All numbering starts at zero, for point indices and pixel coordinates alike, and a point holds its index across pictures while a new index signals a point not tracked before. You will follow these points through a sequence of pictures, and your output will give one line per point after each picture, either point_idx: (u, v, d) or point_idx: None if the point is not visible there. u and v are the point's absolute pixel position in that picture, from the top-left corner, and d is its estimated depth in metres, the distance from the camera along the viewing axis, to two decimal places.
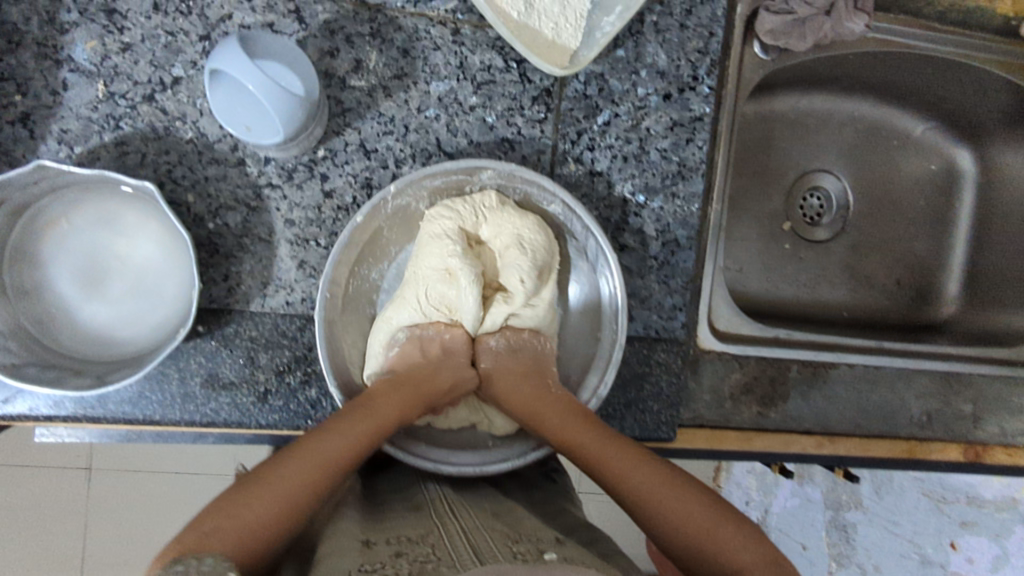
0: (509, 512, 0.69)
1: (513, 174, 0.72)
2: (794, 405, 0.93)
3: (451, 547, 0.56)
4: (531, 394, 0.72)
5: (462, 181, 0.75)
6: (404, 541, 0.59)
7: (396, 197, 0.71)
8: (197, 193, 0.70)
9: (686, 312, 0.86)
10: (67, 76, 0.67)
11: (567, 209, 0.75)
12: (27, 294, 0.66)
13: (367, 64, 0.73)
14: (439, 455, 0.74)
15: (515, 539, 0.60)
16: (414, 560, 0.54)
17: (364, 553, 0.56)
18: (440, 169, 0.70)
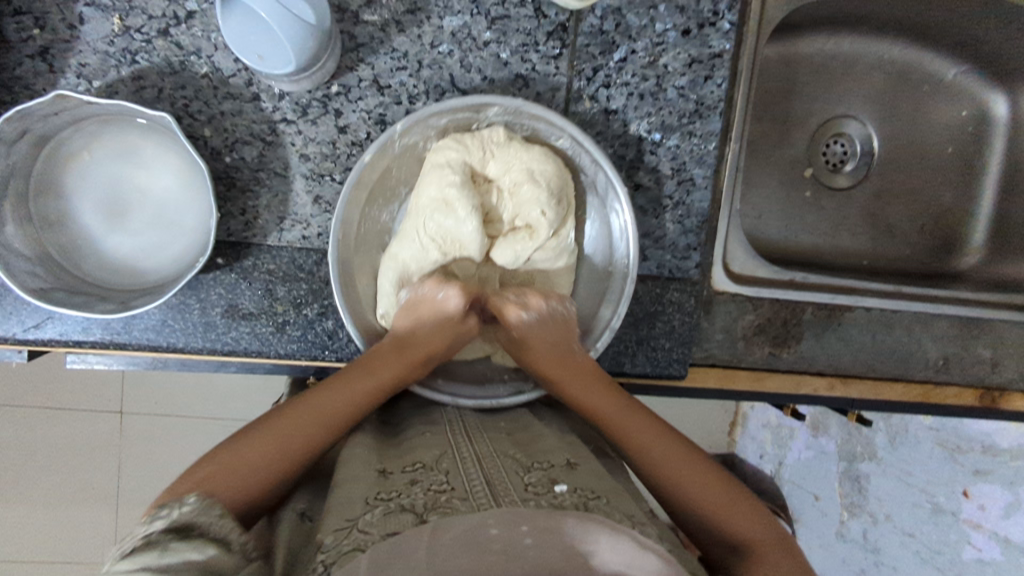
0: (524, 433, 0.70)
1: (519, 110, 0.72)
2: (807, 347, 0.93)
3: (465, 476, 0.56)
4: (545, 350, 0.73)
5: (469, 116, 0.74)
6: (420, 466, 0.60)
7: (403, 135, 0.71)
8: (213, 128, 0.71)
9: (700, 253, 0.86)
10: (83, 10, 0.67)
11: (576, 143, 0.74)
12: (53, 224, 0.68)
13: None
14: (453, 389, 0.77)
15: (528, 465, 0.60)
16: (430, 489, 0.55)
17: (380, 483, 0.57)
18: (445, 106, 0.70)
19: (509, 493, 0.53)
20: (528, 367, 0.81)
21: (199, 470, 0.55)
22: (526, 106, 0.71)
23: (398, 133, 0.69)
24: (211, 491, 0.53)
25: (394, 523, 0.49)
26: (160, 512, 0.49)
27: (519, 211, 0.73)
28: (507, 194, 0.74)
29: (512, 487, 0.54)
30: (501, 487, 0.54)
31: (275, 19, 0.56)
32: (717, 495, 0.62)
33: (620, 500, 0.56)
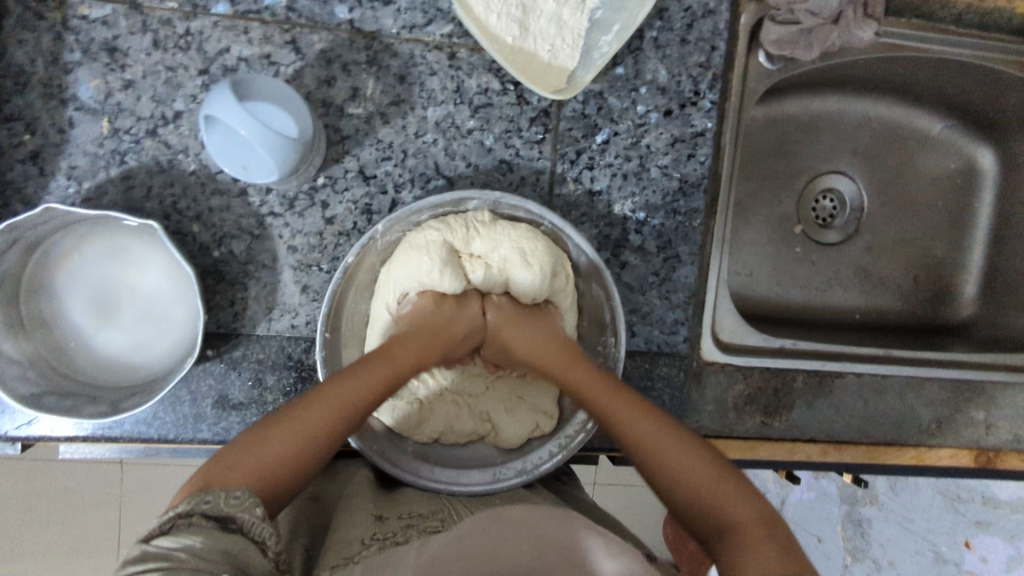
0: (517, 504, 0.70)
1: (499, 203, 0.74)
2: (800, 415, 0.93)
3: (456, 523, 0.62)
4: (550, 348, 0.73)
5: (451, 206, 0.74)
6: (417, 517, 0.64)
7: (384, 234, 0.72)
8: (202, 224, 0.72)
9: (688, 326, 0.86)
10: (73, 114, 0.69)
11: (558, 227, 0.75)
12: (43, 324, 0.68)
13: (364, 91, 0.74)
14: (449, 474, 0.74)
15: (519, 516, 0.65)
16: (423, 533, 0.60)
17: (377, 525, 0.62)
18: (427, 202, 0.71)
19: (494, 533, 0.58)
20: (524, 445, 0.78)
21: (222, 458, 0.55)
22: (506, 198, 0.72)
23: (378, 234, 0.70)
24: (228, 482, 0.52)
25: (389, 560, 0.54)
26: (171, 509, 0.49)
27: (511, 277, 0.75)
28: (496, 268, 0.75)
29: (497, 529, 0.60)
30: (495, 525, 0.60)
31: (261, 141, 0.58)
32: (706, 482, 0.61)
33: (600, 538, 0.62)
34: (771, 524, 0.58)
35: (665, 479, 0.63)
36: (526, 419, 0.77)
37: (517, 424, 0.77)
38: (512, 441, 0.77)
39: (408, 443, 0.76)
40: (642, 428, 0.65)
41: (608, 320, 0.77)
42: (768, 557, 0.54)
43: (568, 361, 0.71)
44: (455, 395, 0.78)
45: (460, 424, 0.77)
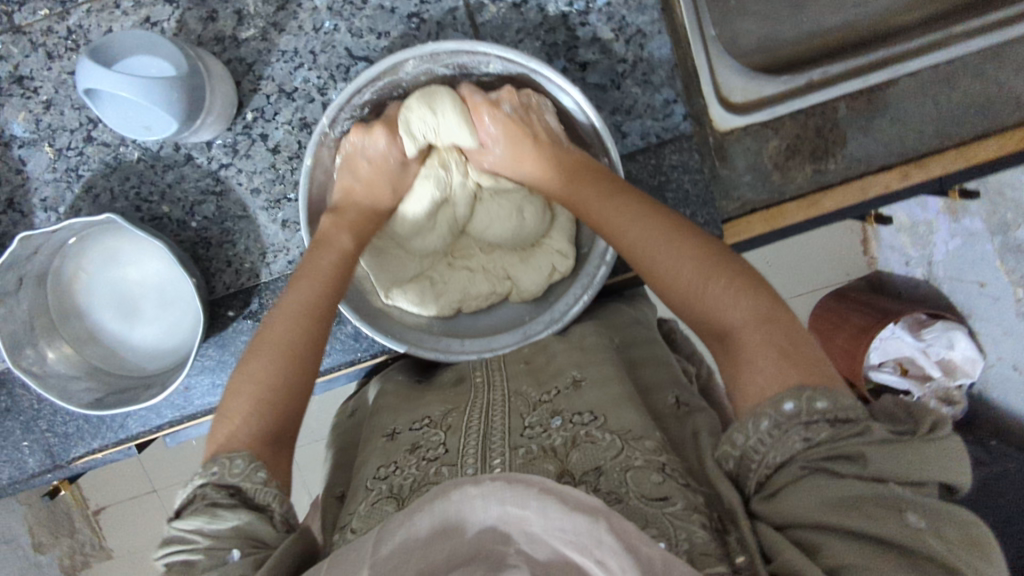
0: (540, 355, 0.65)
1: (436, 54, 0.63)
2: (856, 146, 0.80)
3: (463, 431, 0.53)
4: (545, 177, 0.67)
5: (390, 84, 0.67)
6: (426, 426, 0.57)
7: (333, 127, 0.67)
8: (169, 202, 0.74)
9: (684, 101, 0.76)
10: (20, 152, 0.73)
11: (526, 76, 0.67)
12: (88, 341, 0.76)
13: (248, 10, 0.71)
14: (479, 343, 0.70)
15: (534, 402, 0.56)
16: (425, 457, 0.52)
17: (389, 449, 0.56)
18: (360, 80, 0.63)
19: (499, 443, 0.50)
20: (550, 294, 0.73)
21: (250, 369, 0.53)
22: (436, 50, 0.62)
23: (325, 127, 0.64)
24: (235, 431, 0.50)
25: (376, 519, 0.48)
26: (212, 468, 0.47)
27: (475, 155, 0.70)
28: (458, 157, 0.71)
29: (507, 433, 0.51)
30: (494, 437, 0.51)
31: (151, 99, 0.58)
32: (695, 275, 0.52)
33: (623, 413, 0.52)
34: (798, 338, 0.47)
35: (667, 293, 0.54)
36: (541, 264, 0.72)
37: (532, 274, 0.72)
38: (540, 297, 0.73)
39: (433, 322, 0.72)
40: (640, 241, 0.57)
41: (596, 143, 0.68)
42: (760, 371, 0.46)
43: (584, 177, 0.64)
44: (466, 265, 0.74)
45: (476, 281, 0.73)
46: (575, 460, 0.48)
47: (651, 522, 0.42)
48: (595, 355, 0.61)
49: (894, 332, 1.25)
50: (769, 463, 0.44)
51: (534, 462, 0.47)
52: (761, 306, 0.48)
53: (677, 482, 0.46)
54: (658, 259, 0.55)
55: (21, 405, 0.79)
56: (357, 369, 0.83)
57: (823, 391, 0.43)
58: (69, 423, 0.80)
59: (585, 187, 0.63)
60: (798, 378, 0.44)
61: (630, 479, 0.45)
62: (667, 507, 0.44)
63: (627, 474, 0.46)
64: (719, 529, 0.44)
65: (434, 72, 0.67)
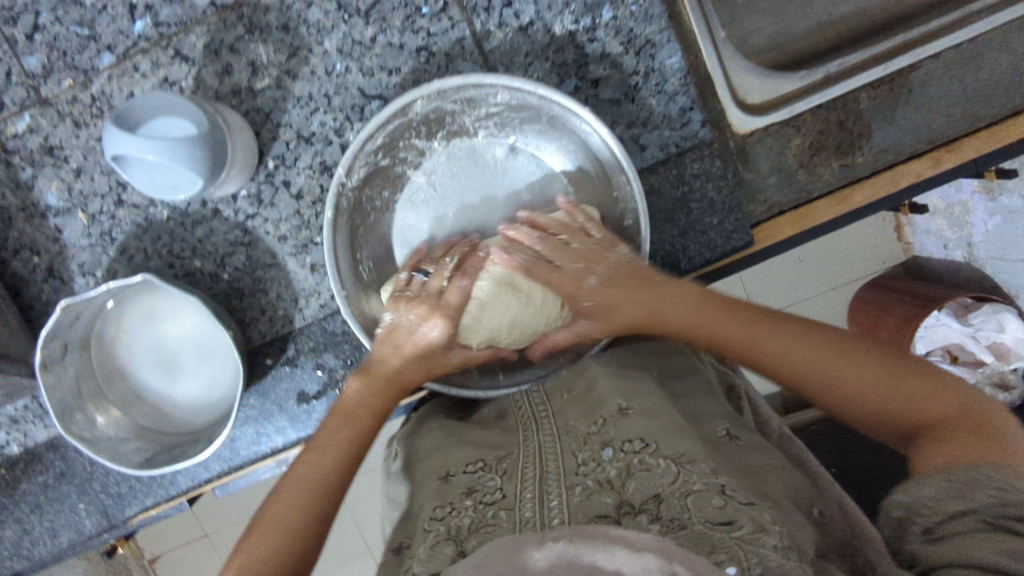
0: (581, 382, 0.64)
1: (441, 91, 0.64)
2: (882, 136, 0.78)
3: (518, 474, 0.52)
4: (633, 303, 0.61)
5: (401, 126, 0.67)
6: (480, 469, 0.56)
7: (350, 176, 0.66)
8: (201, 256, 0.75)
9: (701, 108, 0.75)
10: (55, 221, 0.74)
11: (539, 105, 0.67)
12: (133, 401, 0.77)
13: (261, 60, 0.72)
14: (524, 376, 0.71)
15: (584, 435, 0.55)
16: (481, 502, 0.51)
17: (442, 493, 0.55)
18: (372, 124, 0.63)
19: (554, 481, 0.49)
20: None
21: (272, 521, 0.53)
22: (444, 86, 0.63)
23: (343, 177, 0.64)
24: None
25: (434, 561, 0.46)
26: None
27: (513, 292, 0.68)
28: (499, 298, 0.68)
29: (561, 472, 0.50)
30: (549, 478, 0.50)
31: (175, 159, 0.59)
32: (855, 374, 0.51)
33: (676, 438, 0.50)
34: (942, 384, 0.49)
35: (826, 401, 0.52)
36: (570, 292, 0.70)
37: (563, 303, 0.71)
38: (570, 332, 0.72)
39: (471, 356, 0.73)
40: (774, 358, 0.54)
41: (614, 164, 0.66)
42: (968, 452, 0.44)
43: (672, 295, 0.60)
44: None
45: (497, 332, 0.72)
46: (632, 490, 0.46)
47: (718, 547, 0.39)
48: (640, 386, 0.59)
49: (939, 318, 1.17)
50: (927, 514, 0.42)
51: (591, 497, 0.45)
52: (952, 396, 0.48)
53: (738, 504, 0.43)
54: (805, 376, 0.53)
55: (75, 468, 0.80)
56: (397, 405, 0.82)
57: (1009, 468, 0.42)
58: (120, 483, 0.81)
59: (679, 297, 0.59)
60: (981, 455, 0.43)
61: (691, 505, 0.43)
62: (733, 531, 0.40)
63: (687, 499, 0.43)
64: (791, 552, 0.40)
65: (443, 109, 0.68)
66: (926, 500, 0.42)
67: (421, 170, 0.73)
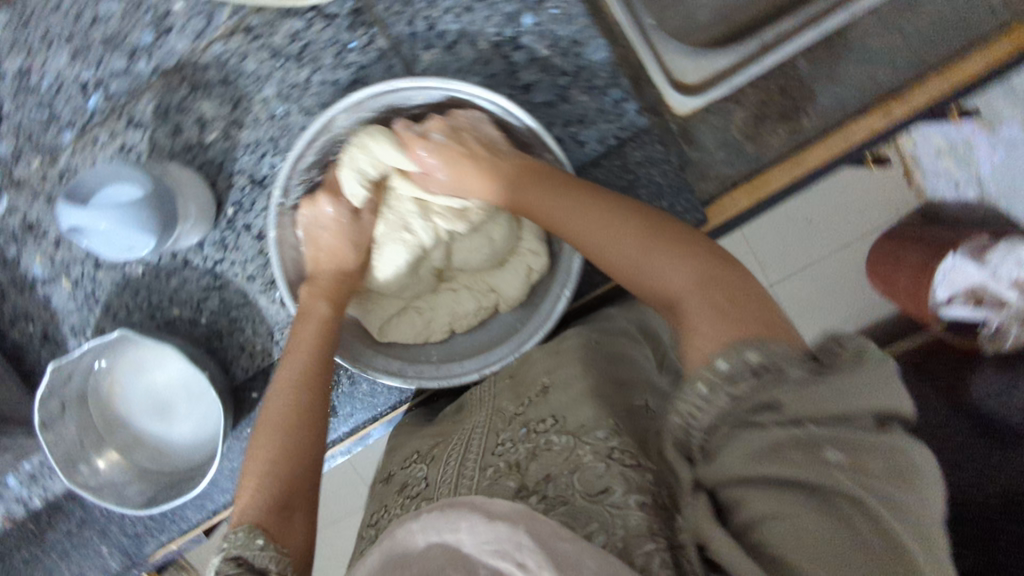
0: (518, 365, 0.70)
1: (363, 101, 0.68)
2: (826, 97, 0.76)
3: (447, 459, 0.59)
4: (492, 179, 0.67)
5: (329, 142, 0.72)
6: (414, 461, 0.64)
7: (288, 192, 0.70)
8: (178, 304, 0.80)
9: (635, 96, 0.75)
10: (44, 290, 0.80)
11: (451, 98, 0.72)
12: (135, 446, 0.82)
13: (207, 115, 0.76)
14: (476, 362, 0.72)
15: (511, 417, 0.60)
16: (412, 492, 0.58)
17: (387, 489, 0.63)
18: (300, 144, 0.67)
19: (472, 464, 0.55)
20: (533, 295, 0.75)
21: (264, 438, 0.60)
22: (364, 96, 0.66)
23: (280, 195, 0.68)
24: (247, 501, 0.57)
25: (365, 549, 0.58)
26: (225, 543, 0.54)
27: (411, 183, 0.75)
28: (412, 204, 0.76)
29: (481, 452, 0.57)
30: (469, 462, 0.56)
31: (126, 222, 0.63)
32: (642, 254, 0.54)
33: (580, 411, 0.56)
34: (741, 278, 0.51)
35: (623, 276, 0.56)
36: (516, 268, 0.75)
37: (511, 279, 0.75)
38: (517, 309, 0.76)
39: (428, 347, 0.76)
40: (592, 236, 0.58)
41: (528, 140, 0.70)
42: (702, 332, 0.48)
43: (526, 183, 0.64)
44: (450, 287, 0.78)
45: (446, 313, 0.76)
46: (533, 470, 0.51)
47: (591, 517, 0.45)
48: (565, 358, 0.64)
49: (954, 261, 1.07)
50: (703, 427, 0.45)
51: (497, 481, 0.51)
52: (707, 277, 0.51)
53: (621, 467, 0.48)
54: (605, 251, 0.57)
55: (94, 514, 0.86)
56: (384, 420, 0.86)
57: (756, 347, 0.45)
58: (137, 523, 0.87)
59: (530, 188, 0.64)
60: (736, 337, 0.47)
61: (577, 481, 0.48)
62: (608, 498, 0.46)
63: (574, 476, 0.49)
64: (660, 510, 0.45)
65: (367, 118, 0.72)
66: (703, 400, 0.45)
67: None
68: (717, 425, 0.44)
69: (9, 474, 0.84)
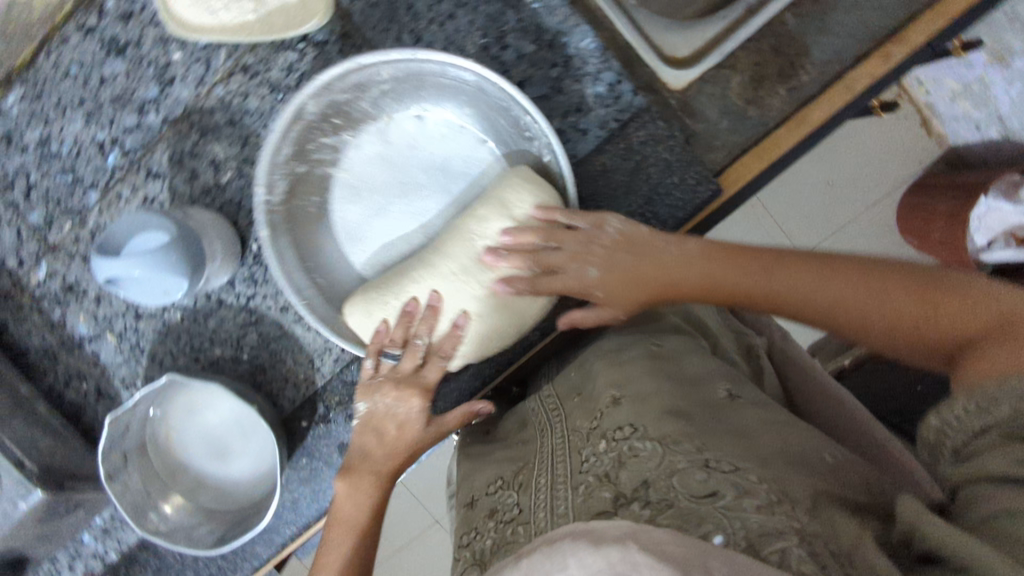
0: (586, 382, 0.66)
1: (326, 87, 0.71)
2: (819, 50, 0.76)
3: (533, 485, 0.55)
4: (649, 255, 0.64)
5: (304, 131, 0.75)
6: (499, 488, 0.60)
7: (275, 189, 0.75)
8: (219, 343, 0.82)
9: (630, 76, 0.76)
10: (91, 347, 0.83)
11: (411, 71, 0.74)
12: (199, 488, 0.84)
13: (220, 157, 0.79)
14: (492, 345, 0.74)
15: (587, 433, 0.56)
16: (503, 520, 0.55)
17: (475, 517, 0.60)
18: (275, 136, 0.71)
19: (561, 487, 0.52)
20: None
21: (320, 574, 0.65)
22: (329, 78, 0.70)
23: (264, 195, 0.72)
24: None
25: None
26: None
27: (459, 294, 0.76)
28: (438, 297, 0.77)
29: (568, 472, 0.53)
30: (558, 483, 0.53)
31: (162, 264, 0.66)
32: (879, 296, 0.54)
33: (665, 419, 0.51)
34: (966, 291, 0.50)
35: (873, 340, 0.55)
36: None
37: None
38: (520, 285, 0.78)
39: None
40: (795, 286, 0.58)
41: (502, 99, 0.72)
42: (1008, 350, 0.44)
43: (681, 252, 0.64)
44: None
45: None
46: (624, 478, 0.47)
47: (705, 517, 0.40)
48: (634, 370, 0.60)
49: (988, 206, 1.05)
50: (967, 429, 0.44)
51: (590, 495, 0.47)
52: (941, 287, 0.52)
53: (722, 472, 0.45)
54: (815, 292, 0.57)
55: (168, 561, 0.88)
56: None
57: None
58: (210, 564, 0.88)
59: (743, 274, 0.61)
60: None
61: (676, 482, 0.44)
62: (717, 501, 0.42)
63: (673, 478, 0.45)
64: (779, 507, 0.41)
65: (337, 103, 0.76)
66: (953, 416, 0.45)
67: (342, 168, 0.82)
68: (987, 433, 0.43)
69: (84, 531, 0.87)
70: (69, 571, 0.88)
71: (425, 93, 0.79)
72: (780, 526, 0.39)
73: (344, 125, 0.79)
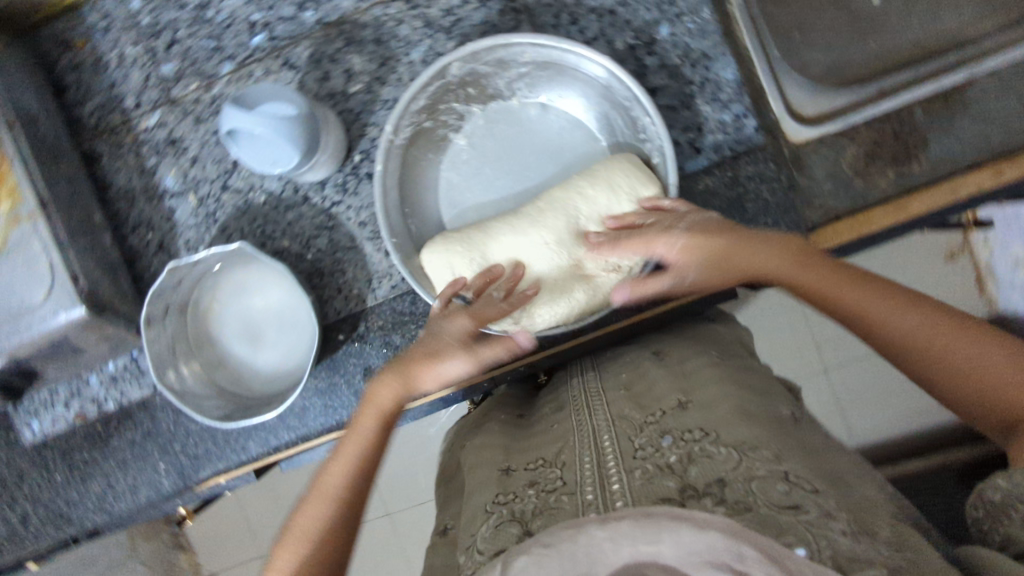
0: (639, 382, 0.65)
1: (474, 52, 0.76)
2: (937, 149, 0.75)
3: (579, 459, 0.54)
4: (725, 246, 0.63)
5: (442, 89, 0.79)
6: (541, 465, 0.57)
7: (399, 132, 0.77)
8: (289, 236, 0.84)
9: (755, 114, 0.80)
10: (171, 203, 0.86)
11: (552, 58, 0.78)
12: (220, 366, 0.85)
13: (355, 68, 0.83)
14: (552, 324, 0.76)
15: (640, 424, 0.55)
16: (543, 490, 0.53)
17: (505, 478, 0.58)
18: (417, 86, 0.75)
19: (614, 465, 0.50)
20: None
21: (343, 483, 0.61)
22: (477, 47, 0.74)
23: (391, 133, 0.75)
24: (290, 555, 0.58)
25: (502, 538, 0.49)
26: None
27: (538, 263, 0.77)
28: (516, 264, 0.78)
29: (620, 456, 0.52)
30: (609, 462, 0.51)
31: (284, 134, 0.69)
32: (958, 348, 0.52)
33: (734, 428, 0.51)
34: None
35: (929, 375, 0.53)
36: None
37: None
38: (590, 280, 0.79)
39: None
40: (877, 310, 0.55)
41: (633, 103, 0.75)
42: None
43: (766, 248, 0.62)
44: None
45: None
46: (694, 474, 0.47)
47: (787, 529, 0.40)
48: (698, 380, 0.60)
49: None
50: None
51: (654, 480, 0.47)
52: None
53: (803, 490, 0.45)
54: (894, 323, 0.55)
55: (159, 429, 0.87)
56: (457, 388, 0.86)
57: None
58: (197, 445, 0.86)
59: (825, 284, 0.58)
60: None
61: (756, 488, 0.44)
62: (801, 515, 0.42)
63: (751, 482, 0.45)
64: (862, 537, 0.43)
65: (478, 71, 0.79)
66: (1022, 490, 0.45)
67: (461, 133, 0.84)
68: None
69: (94, 374, 0.88)
70: (63, 408, 0.89)
71: (557, 82, 0.82)
72: (867, 555, 0.41)
73: (477, 96, 0.83)
